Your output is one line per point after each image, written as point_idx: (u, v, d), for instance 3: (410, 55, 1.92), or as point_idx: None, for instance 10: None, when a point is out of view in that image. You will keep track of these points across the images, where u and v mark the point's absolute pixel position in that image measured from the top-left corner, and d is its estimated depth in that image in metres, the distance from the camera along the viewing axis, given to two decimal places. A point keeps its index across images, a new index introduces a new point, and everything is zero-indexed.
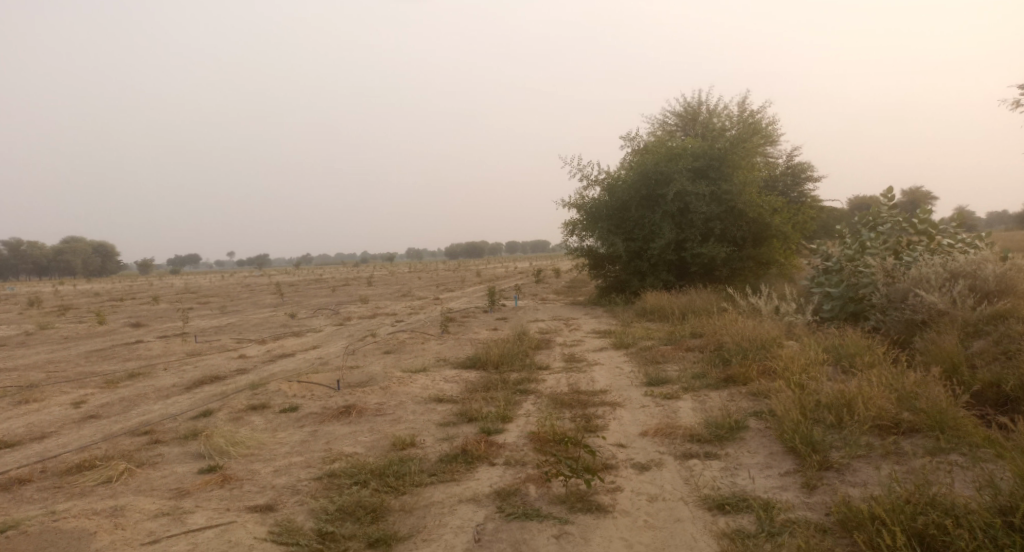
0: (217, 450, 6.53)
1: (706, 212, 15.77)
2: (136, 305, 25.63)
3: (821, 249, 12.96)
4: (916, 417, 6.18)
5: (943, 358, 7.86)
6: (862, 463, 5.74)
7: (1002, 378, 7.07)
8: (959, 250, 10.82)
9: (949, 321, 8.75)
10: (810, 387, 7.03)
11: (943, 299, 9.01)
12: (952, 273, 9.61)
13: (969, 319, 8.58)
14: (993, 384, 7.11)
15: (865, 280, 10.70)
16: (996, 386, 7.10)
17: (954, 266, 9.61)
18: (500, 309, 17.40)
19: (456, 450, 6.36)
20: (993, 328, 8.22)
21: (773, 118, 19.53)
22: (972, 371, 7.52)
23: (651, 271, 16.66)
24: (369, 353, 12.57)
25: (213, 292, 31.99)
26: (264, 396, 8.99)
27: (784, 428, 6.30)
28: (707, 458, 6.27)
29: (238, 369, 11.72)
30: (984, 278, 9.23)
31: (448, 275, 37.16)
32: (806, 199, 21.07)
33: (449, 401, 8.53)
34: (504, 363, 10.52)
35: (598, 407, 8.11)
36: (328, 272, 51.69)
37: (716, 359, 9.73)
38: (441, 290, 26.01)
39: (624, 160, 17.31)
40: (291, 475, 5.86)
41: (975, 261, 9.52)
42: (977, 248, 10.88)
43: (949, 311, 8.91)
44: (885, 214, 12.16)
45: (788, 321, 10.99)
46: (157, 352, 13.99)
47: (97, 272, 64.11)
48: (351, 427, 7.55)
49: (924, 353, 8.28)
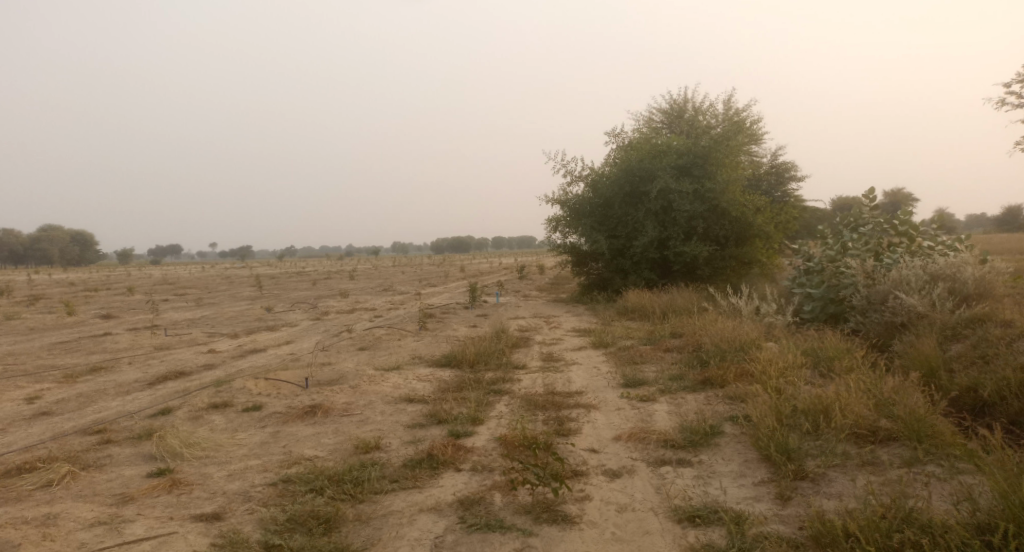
0: (170, 452, 6.25)
1: (689, 210, 15.59)
2: (109, 296, 25.12)
3: (803, 249, 12.81)
4: (894, 425, 5.98)
5: (922, 363, 7.69)
6: (838, 473, 5.53)
7: (980, 383, 6.90)
8: (939, 252, 10.69)
9: (928, 324, 8.58)
10: (787, 392, 6.82)
11: (924, 302, 8.86)
12: (932, 276, 9.45)
13: (948, 323, 8.41)
14: (971, 390, 6.93)
15: (845, 281, 10.53)
16: (974, 391, 6.92)
17: (934, 268, 9.45)
18: (480, 305, 17.13)
19: (421, 454, 6.10)
20: (973, 332, 8.06)
21: (758, 116, 19.36)
22: (950, 375, 7.36)
23: (633, 269, 16.46)
24: (342, 349, 12.27)
25: (191, 284, 31.47)
26: (228, 393, 8.68)
27: (760, 435, 6.09)
28: (680, 466, 6.05)
29: (206, 364, 11.39)
30: (964, 281, 9.09)
31: (431, 270, 36.78)
32: (790, 198, 20.96)
33: (420, 401, 8.27)
34: (479, 361, 10.26)
35: (572, 410, 7.87)
36: (310, 266, 51.18)
37: (694, 360, 9.52)
38: (422, 285, 25.67)
39: (608, 156, 17.08)
40: (245, 480, 5.59)
41: (955, 264, 9.38)
42: (958, 250, 10.75)
43: (928, 314, 8.76)
44: (867, 214, 12.02)
45: (769, 322, 10.81)
46: (123, 345, 13.60)
47: (76, 261, 63.19)
48: (315, 428, 7.28)
49: (904, 356, 8.12)
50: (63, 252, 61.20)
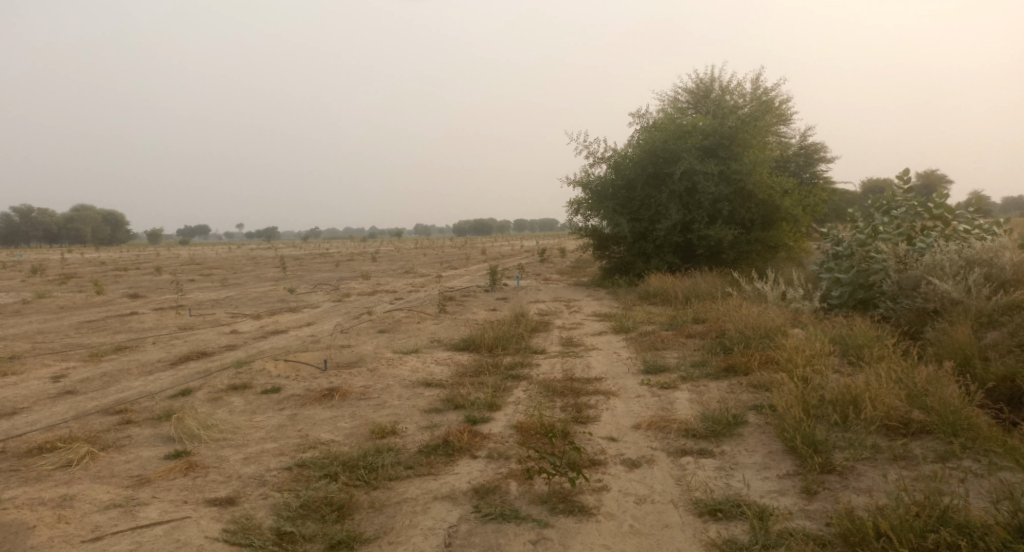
0: (187, 434, 6.24)
1: (715, 192, 15.33)
2: (136, 275, 25.40)
3: (832, 233, 12.53)
4: (927, 417, 5.81)
5: (955, 351, 7.51)
6: (867, 467, 5.39)
7: (1016, 372, 6.68)
8: (975, 237, 10.37)
9: (962, 311, 8.35)
10: (814, 382, 6.66)
11: (957, 288, 8.61)
12: (968, 261, 9.19)
13: (983, 310, 8.16)
14: (1006, 379, 6.74)
15: (876, 266, 10.28)
16: (1009, 380, 6.71)
17: (970, 253, 9.18)
18: (501, 288, 17.03)
19: (437, 440, 6.04)
20: (1009, 319, 7.81)
21: (787, 97, 18.96)
22: (984, 364, 7.14)
23: (656, 253, 16.27)
24: (362, 332, 12.26)
25: (217, 264, 31.73)
26: (247, 375, 8.69)
27: (785, 426, 5.95)
28: (701, 456, 5.94)
29: (227, 345, 11.42)
30: (1000, 267, 8.81)
31: (455, 252, 36.75)
32: (818, 180, 20.58)
33: (437, 385, 8.21)
34: (499, 346, 10.18)
35: (591, 397, 7.77)
36: (333, 247, 51.41)
37: (717, 347, 9.37)
38: (444, 267, 25.64)
39: (632, 137, 16.81)
40: (260, 463, 5.57)
41: (992, 249, 9.09)
42: (995, 234, 10.43)
43: (962, 300, 8.51)
44: (900, 197, 11.70)
45: (795, 308, 10.59)
46: (148, 325, 13.72)
47: (105, 240, 64.12)
48: (333, 412, 7.25)
49: (936, 344, 7.91)
50: (93, 231, 62.08)
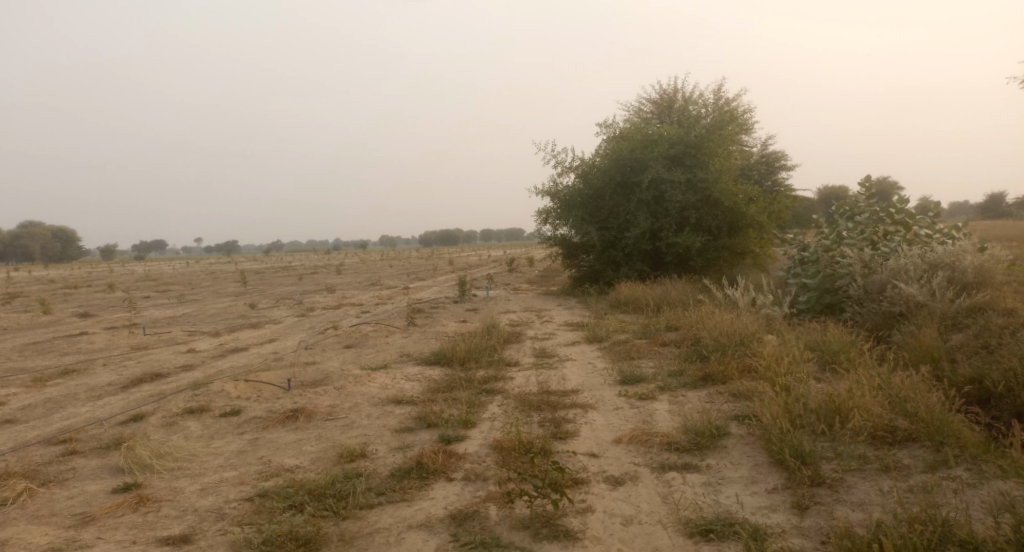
0: (139, 464, 5.80)
1: (682, 200, 15.21)
2: (89, 294, 24.50)
3: (798, 239, 12.43)
4: (913, 424, 5.62)
5: (924, 354, 7.39)
6: (858, 479, 5.18)
7: (984, 374, 6.54)
8: (937, 241, 10.32)
9: (927, 314, 8.26)
10: (795, 390, 6.46)
11: (922, 291, 8.52)
12: (931, 264, 9.10)
13: (948, 312, 8.09)
14: (975, 381, 6.59)
15: (842, 271, 10.17)
16: (977, 381, 6.55)
17: (933, 256, 9.09)
18: (470, 299, 16.68)
19: (409, 463, 5.69)
20: (974, 321, 7.72)
21: (749, 105, 19.00)
22: (952, 366, 7.02)
23: (625, 262, 16.07)
24: (327, 348, 11.81)
25: (175, 280, 30.83)
26: (205, 397, 8.23)
27: (771, 438, 5.72)
28: (686, 471, 5.68)
29: (184, 365, 10.91)
30: (963, 270, 8.74)
31: (419, 263, 36.25)
32: (780, 188, 20.65)
33: (408, 402, 7.85)
34: (470, 359, 9.84)
35: (568, 410, 7.47)
36: (296, 260, 50.54)
37: (693, 355, 9.15)
38: (410, 279, 25.18)
39: (598, 146, 16.68)
40: (219, 494, 5.16)
41: (955, 252, 9.01)
42: (955, 238, 10.38)
43: (927, 303, 8.42)
44: (862, 203, 11.60)
45: (765, 314, 10.43)
46: (99, 345, 13.08)
47: (58, 258, 62.25)
48: (297, 434, 6.85)
49: (903, 348, 7.82)
50: (45, 248, 60.17)
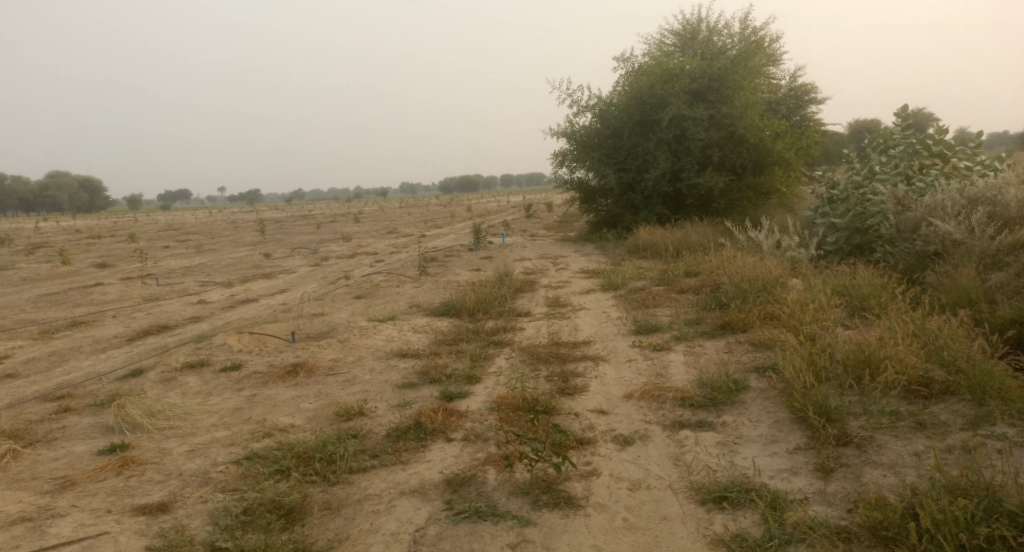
0: (130, 424, 5.60)
1: (704, 138, 14.55)
2: (109, 244, 24.46)
3: (827, 176, 11.81)
4: (951, 375, 5.21)
5: (960, 296, 6.95)
6: (888, 437, 4.82)
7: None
8: (977, 174, 9.71)
9: (965, 252, 7.77)
10: (821, 340, 6.05)
11: (960, 229, 7.99)
12: (969, 200, 8.53)
13: (987, 250, 7.59)
14: (1015, 323, 6.19)
15: (873, 209, 9.62)
16: (1018, 323, 6.15)
17: (972, 191, 8.51)
18: (485, 247, 16.30)
19: (408, 422, 5.42)
20: (1016, 260, 7.24)
21: (776, 35, 18.05)
22: (991, 308, 6.60)
23: (645, 205, 15.55)
24: (337, 298, 11.58)
25: (194, 230, 30.75)
26: (207, 351, 8.02)
27: (792, 393, 5.35)
28: (700, 429, 5.35)
29: (191, 317, 10.72)
30: (1005, 205, 8.17)
31: (440, 210, 35.79)
32: (809, 123, 19.82)
33: (413, 356, 7.58)
34: (481, 310, 9.52)
35: (578, 364, 7.15)
36: (317, 208, 50.33)
37: (711, 303, 8.74)
38: (428, 227, 24.81)
39: (617, 82, 15.97)
40: (206, 456, 4.94)
41: (995, 186, 8.42)
42: (998, 170, 9.75)
43: (965, 241, 7.91)
44: (898, 136, 10.92)
45: (790, 257, 9.96)
46: (111, 297, 12.94)
47: (83, 208, 62.70)
48: (296, 391, 6.61)
49: (938, 289, 7.37)
50: (70, 198, 60.52)
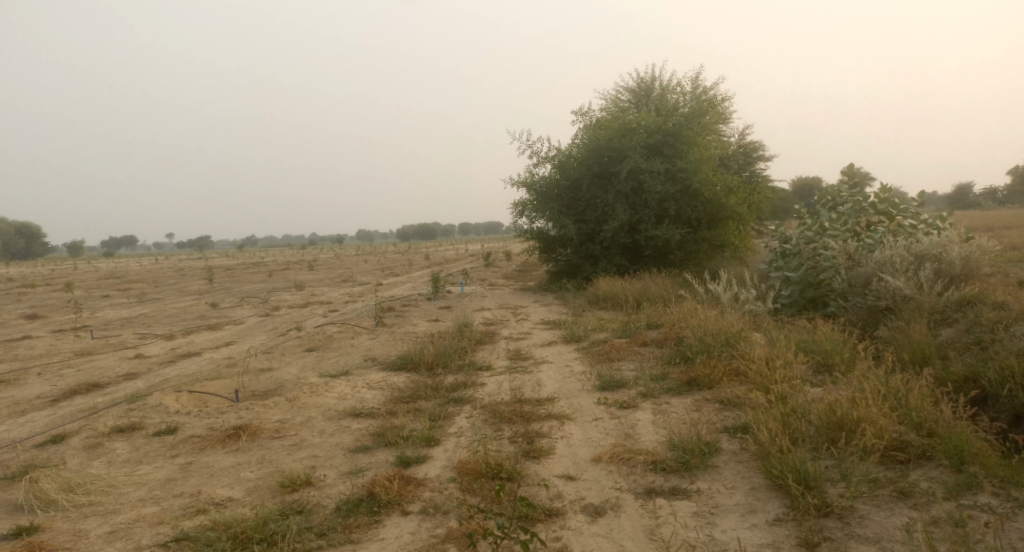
0: (43, 500, 5.12)
1: (661, 191, 14.52)
2: (44, 293, 23.33)
3: (779, 231, 11.69)
4: (926, 439, 4.95)
5: (913, 350, 6.79)
6: (870, 507, 4.53)
7: (979, 372, 5.93)
8: (922, 232, 9.73)
9: (914, 308, 7.70)
10: (792, 400, 5.76)
11: (909, 285, 7.92)
12: (916, 256, 8.47)
13: (936, 306, 7.61)
14: (969, 380, 5.96)
15: (825, 263, 9.53)
16: (972, 381, 5.94)
17: (919, 247, 8.47)
18: (444, 296, 15.88)
19: (360, 493, 4.93)
20: (963, 317, 7.31)
21: (727, 94, 18.33)
22: (944, 364, 6.48)
23: (604, 255, 15.38)
24: (287, 351, 11.01)
25: (138, 278, 29.67)
26: (141, 413, 7.41)
27: (769, 458, 5.04)
28: (674, 496, 4.99)
29: (126, 374, 10.03)
30: (950, 261, 8.17)
31: (395, 258, 35.24)
32: (758, 179, 20.10)
33: (368, 415, 7.08)
34: (439, 363, 9.07)
35: (543, 423, 6.75)
36: (268, 255, 49.26)
37: (675, 357, 8.47)
38: (384, 275, 24.30)
39: (575, 136, 15.90)
40: (129, 539, 4.48)
41: (940, 243, 8.43)
42: (941, 229, 9.81)
43: (913, 297, 7.85)
44: (846, 193, 10.83)
45: (749, 311, 9.75)
46: (39, 351, 12.13)
47: (21, 254, 60.39)
48: (238, 457, 6.07)
49: (889, 343, 7.26)
50: (8, 246, 58.28)
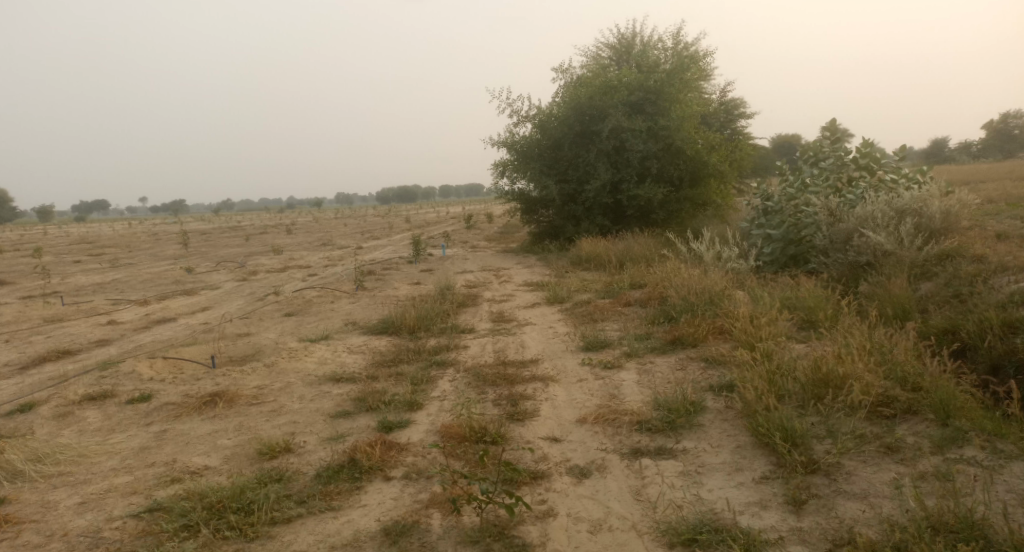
0: (11, 471, 4.97)
1: (643, 149, 14.30)
2: (15, 259, 22.79)
3: (761, 188, 11.56)
4: (912, 394, 4.87)
5: (893, 305, 6.75)
6: (857, 463, 4.47)
7: (958, 325, 5.88)
8: (903, 187, 9.63)
9: (895, 263, 7.64)
10: (777, 357, 5.67)
11: (891, 239, 7.84)
12: (897, 211, 8.38)
13: (916, 260, 7.54)
14: (948, 333, 5.92)
15: (806, 220, 9.43)
16: (951, 333, 5.90)
17: (900, 202, 8.38)
18: (425, 259, 15.68)
19: (340, 459, 4.79)
20: (944, 270, 7.24)
21: (708, 50, 18.01)
22: (925, 318, 6.43)
23: (586, 216, 15.21)
24: (265, 315, 10.80)
25: (112, 243, 29.10)
26: (114, 380, 7.22)
27: (755, 416, 4.95)
28: (660, 456, 4.91)
29: (99, 340, 9.78)
30: (931, 216, 8.09)
31: (376, 221, 34.81)
32: (740, 136, 19.92)
33: (348, 380, 6.94)
34: (421, 327, 8.91)
35: (527, 385, 6.63)
36: (246, 219, 48.54)
37: (659, 316, 8.37)
38: (363, 238, 23.98)
39: (556, 94, 15.58)
40: (99, 509, 4.36)
41: (921, 197, 8.32)
42: (922, 183, 9.72)
43: (895, 252, 7.78)
44: (827, 148, 10.68)
45: (731, 269, 9.66)
46: (10, 319, 11.82)
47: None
48: (214, 424, 5.91)
49: (872, 298, 7.20)
50: None
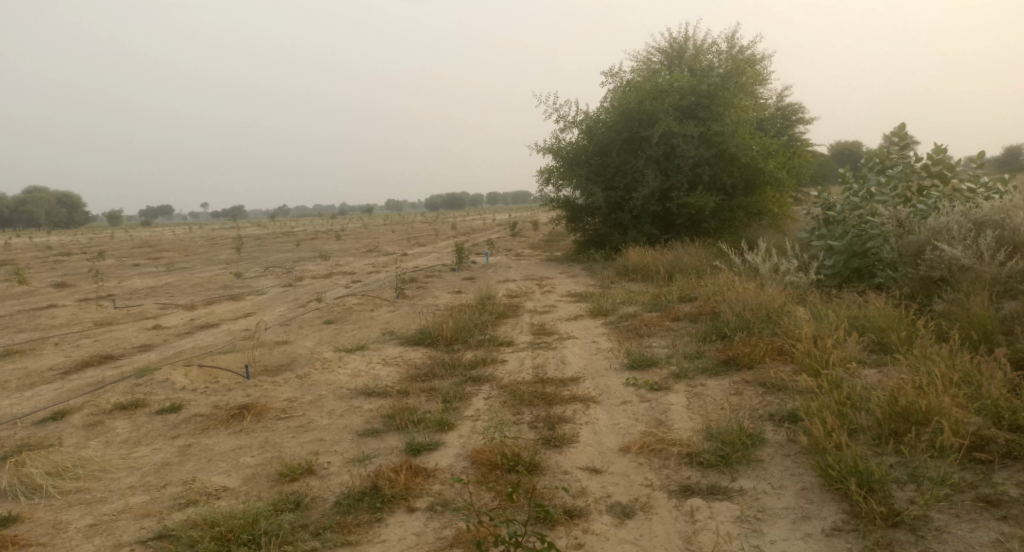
0: (28, 486, 4.81)
1: (694, 156, 13.78)
2: (77, 262, 23.31)
3: (822, 197, 10.93)
4: (1012, 435, 4.33)
5: (973, 326, 6.19)
6: (948, 518, 3.97)
7: None
8: (980, 195, 8.91)
9: (973, 279, 7.01)
10: (848, 387, 5.16)
11: (968, 254, 7.19)
12: (975, 223, 7.72)
13: (997, 276, 6.87)
14: None
15: (873, 231, 8.82)
16: None
17: (977, 213, 7.72)
18: (469, 267, 15.40)
19: (363, 486, 4.49)
20: None
21: (765, 53, 17.33)
22: (1009, 342, 5.85)
23: (634, 224, 14.73)
24: (305, 323, 10.63)
25: (171, 247, 29.66)
26: (147, 388, 7.08)
27: (823, 455, 4.47)
28: (713, 495, 4.48)
29: (141, 345, 9.74)
30: (1014, 228, 7.35)
31: (424, 228, 34.70)
32: (798, 143, 19.15)
33: (380, 395, 6.65)
34: (459, 338, 8.59)
35: (567, 406, 6.25)
36: (300, 225, 49.21)
37: (710, 334, 7.88)
38: (409, 245, 23.85)
39: (605, 98, 15.19)
40: (109, 534, 4.19)
41: (1002, 208, 7.63)
42: (1002, 191, 8.95)
43: (972, 267, 7.12)
44: (895, 154, 10.02)
45: (790, 283, 9.09)
46: (60, 321, 11.94)
47: (62, 223, 61.28)
48: (240, 440, 5.69)
49: (949, 319, 6.60)
50: (49, 214, 59.03)
